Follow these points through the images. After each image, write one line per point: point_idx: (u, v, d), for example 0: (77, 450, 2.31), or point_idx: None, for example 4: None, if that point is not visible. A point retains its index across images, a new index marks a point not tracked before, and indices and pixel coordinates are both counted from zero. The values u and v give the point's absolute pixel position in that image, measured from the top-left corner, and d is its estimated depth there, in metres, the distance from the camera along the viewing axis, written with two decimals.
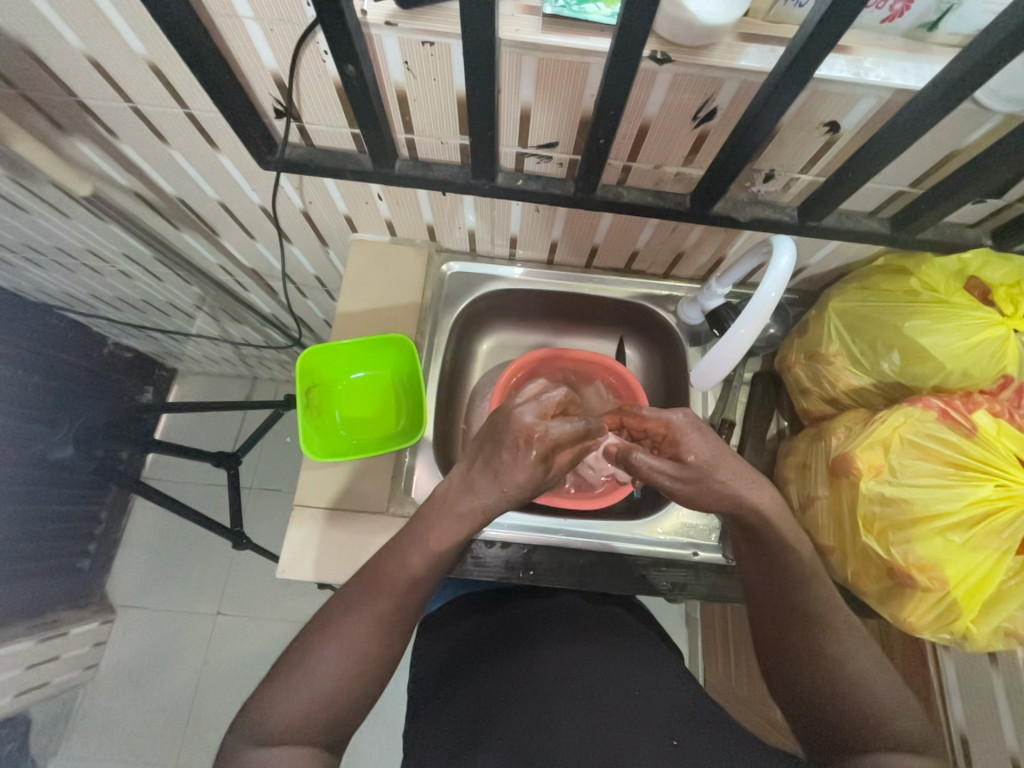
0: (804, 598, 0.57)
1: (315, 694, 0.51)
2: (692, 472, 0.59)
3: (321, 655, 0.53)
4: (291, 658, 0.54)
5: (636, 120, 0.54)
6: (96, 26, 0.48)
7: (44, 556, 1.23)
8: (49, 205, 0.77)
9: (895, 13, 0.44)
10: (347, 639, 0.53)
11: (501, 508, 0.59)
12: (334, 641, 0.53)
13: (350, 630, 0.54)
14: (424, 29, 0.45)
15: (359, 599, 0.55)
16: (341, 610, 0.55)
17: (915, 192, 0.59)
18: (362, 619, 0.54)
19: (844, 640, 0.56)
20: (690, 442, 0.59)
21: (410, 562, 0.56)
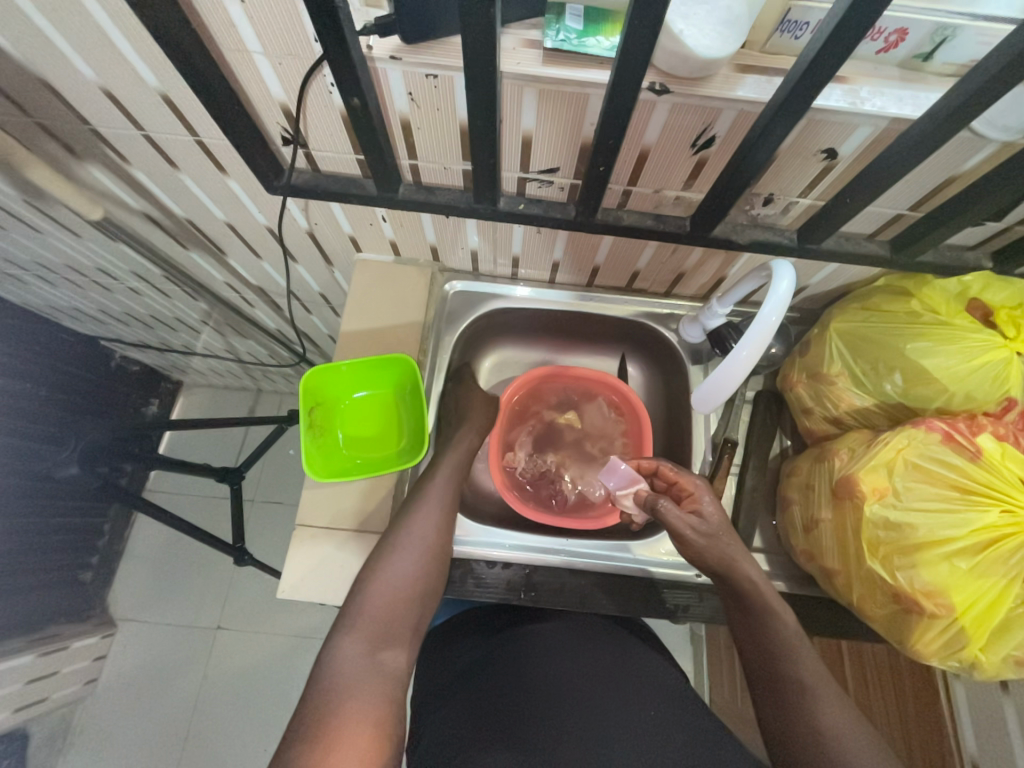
0: (790, 664, 0.56)
1: (399, 586, 0.60)
2: (710, 527, 0.62)
3: (396, 557, 0.62)
4: (367, 571, 0.62)
5: (636, 147, 0.55)
6: (110, 58, 0.50)
7: (47, 570, 1.23)
8: (60, 226, 0.79)
9: (890, 45, 0.45)
10: (416, 535, 0.63)
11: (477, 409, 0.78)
12: (404, 541, 0.63)
13: (417, 530, 0.64)
14: (427, 63, 0.46)
15: (415, 508, 0.66)
16: (402, 519, 0.65)
17: (915, 214, 0.59)
18: (425, 519, 0.65)
19: (842, 714, 0.53)
20: (712, 503, 0.64)
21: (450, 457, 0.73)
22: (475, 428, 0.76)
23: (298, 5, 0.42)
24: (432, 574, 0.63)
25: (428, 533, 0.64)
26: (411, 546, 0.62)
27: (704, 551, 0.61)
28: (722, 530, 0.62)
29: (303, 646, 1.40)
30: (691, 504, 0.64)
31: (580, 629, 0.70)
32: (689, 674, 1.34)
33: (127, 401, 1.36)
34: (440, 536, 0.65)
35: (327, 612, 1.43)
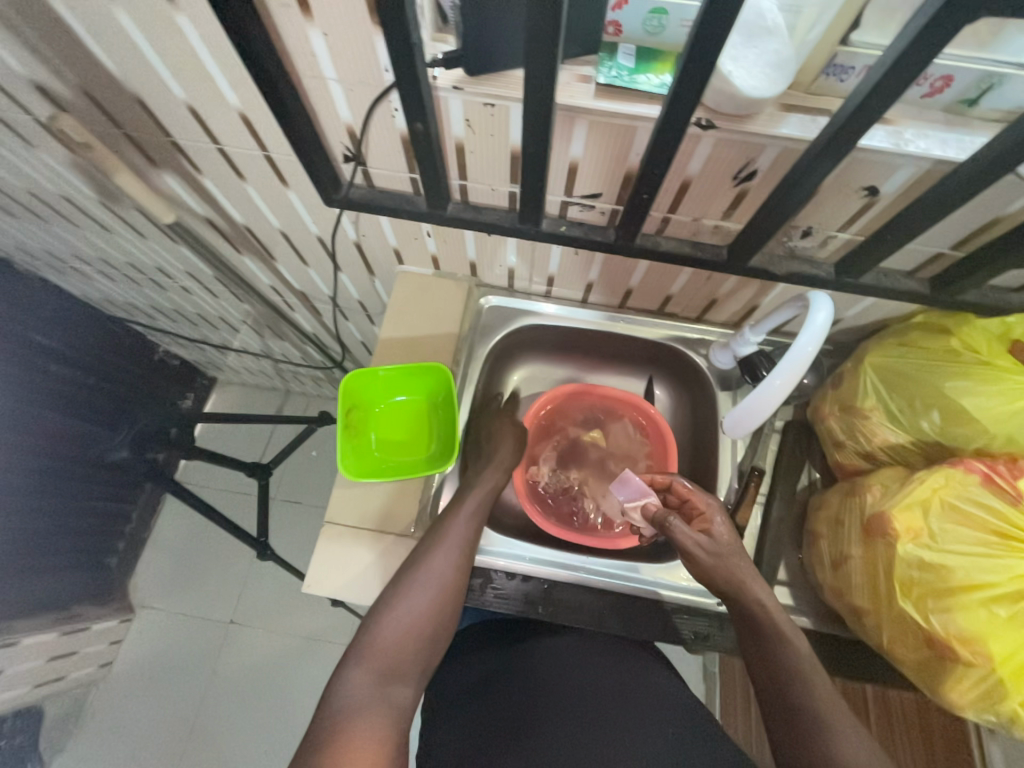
0: (799, 688, 0.55)
1: (412, 622, 0.60)
2: (720, 548, 0.62)
3: (411, 593, 0.61)
4: (383, 598, 0.62)
5: (679, 177, 0.57)
6: (200, 79, 0.55)
7: (78, 551, 1.28)
8: (130, 227, 0.85)
9: (936, 90, 0.46)
10: (432, 573, 0.63)
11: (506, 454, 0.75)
12: (421, 576, 0.62)
13: (435, 568, 0.63)
14: (487, 93, 0.49)
15: (434, 542, 0.65)
16: (420, 552, 0.64)
17: (956, 254, 0.59)
18: (442, 558, 0.64)
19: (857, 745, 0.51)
20: (723, 526, 0.64)
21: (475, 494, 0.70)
22: (496, 472, 0.72)
23: (376, 39, 0.46)
24: (444, 613, 0.62)
25: (444, 572, 0.63)
26: (426, 585, 0.62)
27: (712, 568, 0.62)
28: (731, 553, 0.62)
29: (312, 647, 1.41)
30: (702, 523, 0.65)
31: (592, 646, 0.70)
32: (698, 692, 1.30)
33: (167, 393, 1.42)
34: (456, 576, 0.64)
35: (338, 615, 1.44)
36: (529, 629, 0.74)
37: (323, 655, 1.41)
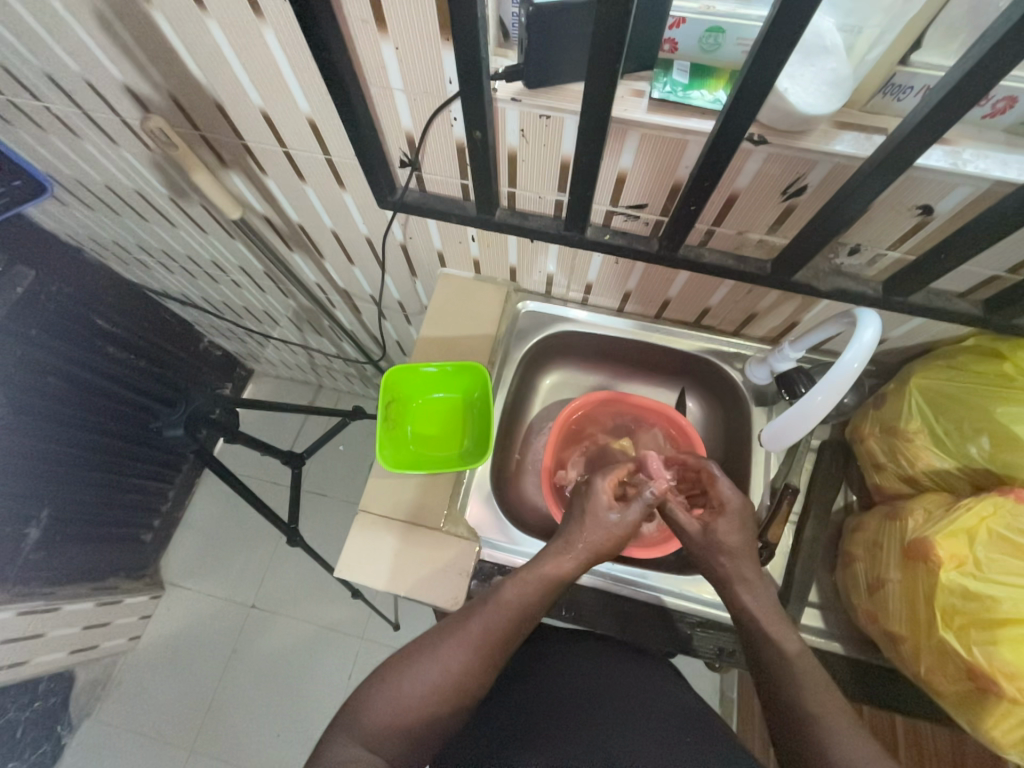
0: (788, 689, 0.53)
1: (403, 713, 0.53)
2: (706, 540, 0.63)
3: (412, 681, 0.54)
4: (384, 669, 0.56)
5: (726, 190, 0.58)
6: (275, 86, 0.59)
7: (120, 526, 1.34)
8: (193, 221, 0.91)
9: (998, 111, 0.46)
10: (439, 666, 0.54)
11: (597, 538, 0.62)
12: (428, 665, 0.54)
13: (446, 661, 0.55)
14: (544, 105, 0.51)
15: (454, 630, 0.57)
16: (436, 635, 0.57)
17: (1013, 277, 0.58)
18: (456, 647, 0.55)
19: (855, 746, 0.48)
20: (722, 522, 0.62)
21: (515, 587, 0.58)
22: (577, 562, 0.60)
23: (444, 54, 0.49)
24: (442, 714, 0.54)
25: (455, 669, 0.54)
26: (432, 670, 0.54)
27: (697, 558, 0.64)
28: (721, 550, 0.62)
29: (329, 637, 1.44)
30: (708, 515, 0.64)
31: (604, 651, 0.69)
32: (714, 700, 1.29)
33: (209, 380, 1.49)
34: (467, 679, 0.55)
35: (355, 608, 1.47)
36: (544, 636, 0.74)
37: (339, 646, 1.44)
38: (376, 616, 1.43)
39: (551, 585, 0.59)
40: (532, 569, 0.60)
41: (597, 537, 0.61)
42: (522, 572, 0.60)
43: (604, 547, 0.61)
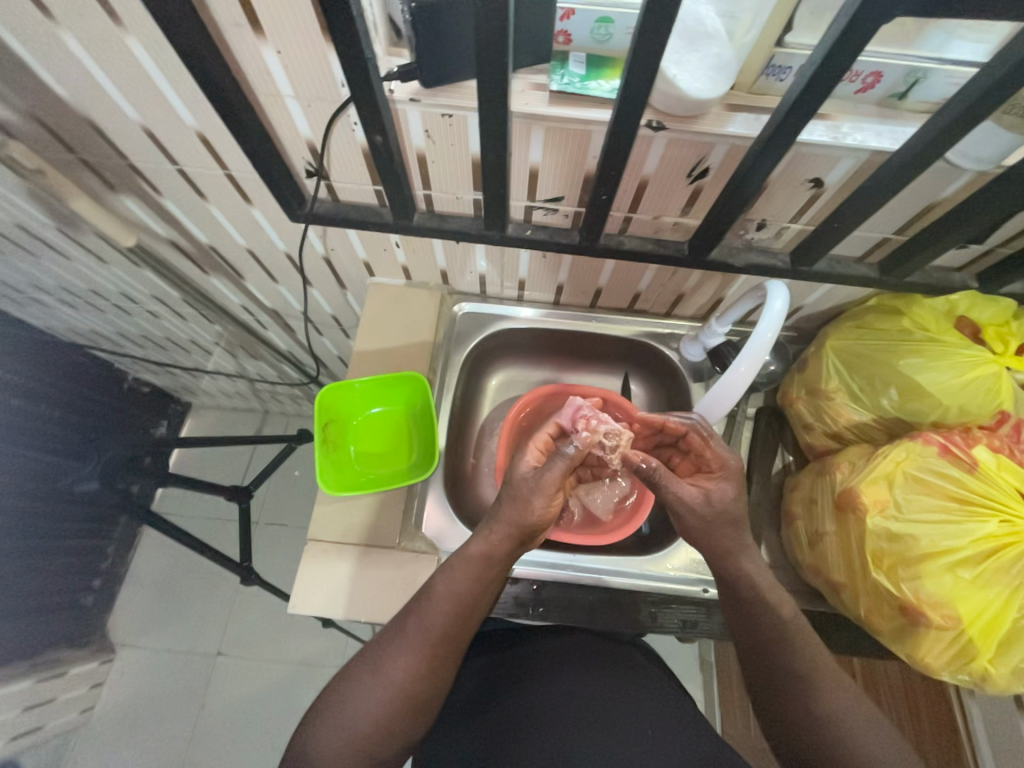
0: (783, 657, 0.56)
1: (353, 734, 0.53)
2: (711, 507, 0.59)
3: (359, 700, 0.54)
4: (330, 694, 0.56)
5: (636, 177, 0.59)
6: (153, 100, 0.54)
7: (52, 593, 1.22)
8: (88, 252, 0.83)
9: (867, 86, 0.49)
10: (383, 679, 0.54)
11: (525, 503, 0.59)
12: (373, 680, 0.55)
13: (389, 673, 0.55)
14: (444, 104, 0.50)
15: (394, 639, 0.56)
16: (377, 649, 0.57)
17: (900, 238, 0.62)
18: (397, 657, 0.55)
19: (839, 700, 0.54)
20: (728, 486, 0.60)
21: (445, 579, 0.58)
22: (502, 533, 0.59)
23: (330, 56, 0.47)
24: (396, 725, 0.54)
25: (399, 678, 0.54)
26: (376, 683, 0.54)
27: (698, 532, 0.60)
28: (728, 518, 0.59)
29: (306, 672, 1.38)
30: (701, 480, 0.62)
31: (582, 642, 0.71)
32: (698, 700, 1.30)
33: (138, 421, 1.38)
34: (415, 685, 0.55)
35: (331, 637, 1.41)
36: (517, 634, 0.74)
37: (318, 679, 1.38)
38: (353, 641, 1.39)
39: (482, 564, 0.58)
40: (460, 553, 0.59)
41: (516, 507, 0.59)
42: (452, 563, 0.59)
43: (523, 515, 0.59)
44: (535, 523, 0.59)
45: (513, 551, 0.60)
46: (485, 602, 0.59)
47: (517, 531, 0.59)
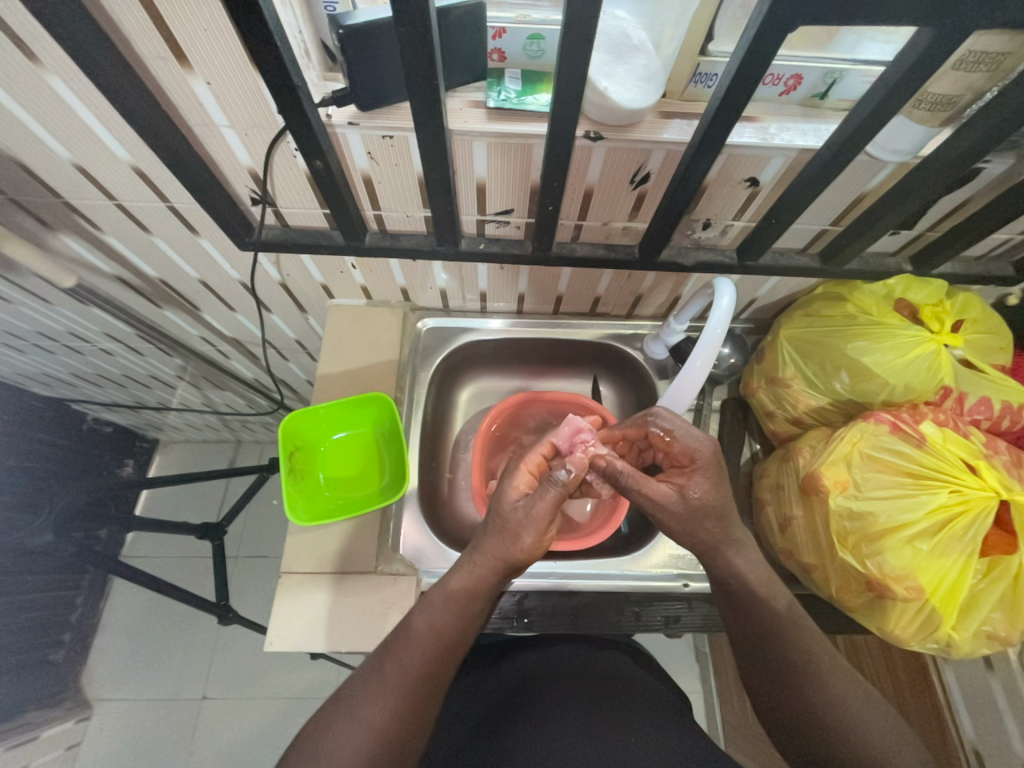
0: (778, 648, 0.57)
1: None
2: (686, 508, 0.58)
3: (334, 751, 0.51)
4: (300, 747, 0.52)
5: (581, 185, 0.60)
6: (82, 136, 0.53)
7: (17, 653, 1.15)
8: (30, 294, 0.80)
9: (789, 88, 0.51)
10: (360, 724, 0.52)
11: (513, 531, 0.60)
12: (347, 727, 0.52)
13: (366, 717, 0.52)
14: (382, 126, 0.50)
15: (371, 682, 0.55)
16: (353, 692, 0.55)
17: (837, 228, 0.65)
18: (375, 698, 0.54)
19: (835, 686, 0.55)
20: (699, 484, 0.58)
21: (426, 612, 0.59)
22: (486, 566, 0.60)
23: (261, 84, 0.46)
24: None
25: (378, 723, 0.52)
26: (352, 728, 0.52)
27: (679, 530, 0.60)
28: (705, 514, 0.58)
29: (298, 708, 1.33)
30: (675, 478, 0.61)
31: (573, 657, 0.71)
32: (701, 717, 1.29)
33: (102, 463, 1.32)
34: (394, 729, 0.52)
35: (321, 668, 1.37)
36: (503, 650, 0.74)
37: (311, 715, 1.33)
38: (345, 670, 1.35)
39: (465, 600, 0.59)
40: (441, 588, 0.61)
41: (502, 540, 0.60)
42: (431, 599, 0.60)
43: (509, 549, 0.60)
44: (521, 556, 0.60)
45: (498, 582, 0.61)
46: (467, 638, 0.59)
47: (503, 564, 0.60)
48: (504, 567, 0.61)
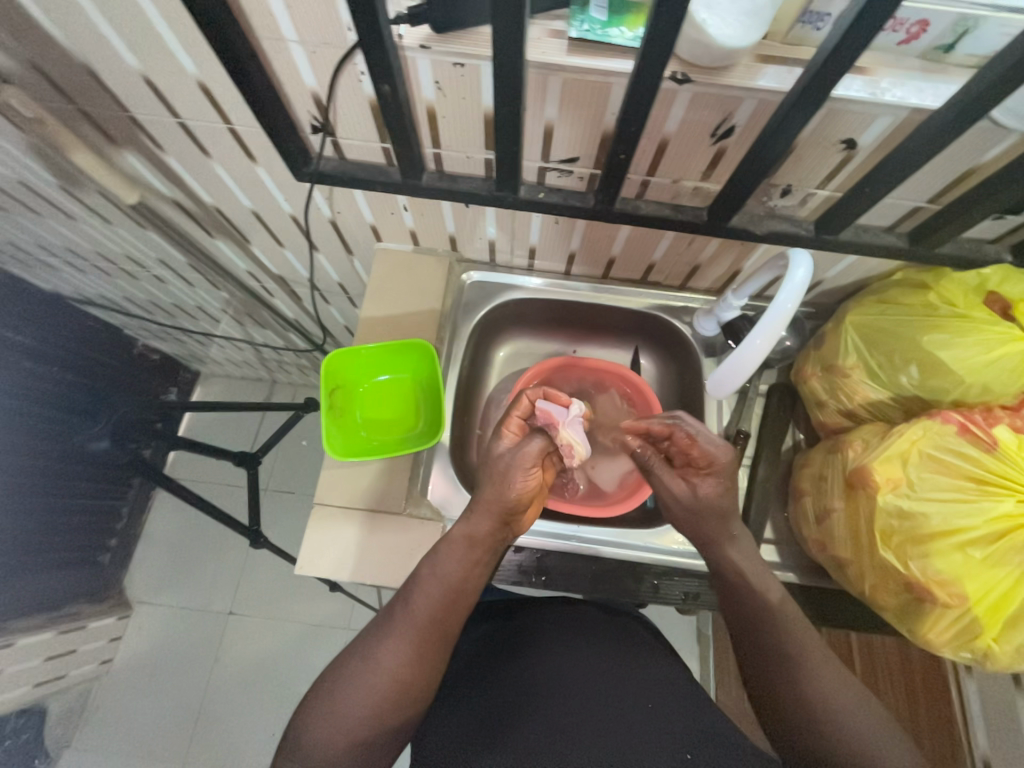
0: (764, 636, 0.57)
1: (345, 723, 0.53)
2: (694, 503, 0.62)
3: (349, 691, 0.54)
4: (320, 686, 0.56)
5: (656, 136, 0.56)
6: (151, 44, 0.52)
7: (70, 549, 1.26)
8: (93, 212, 0.81)
9: (912, 36, 0.45)
10: (375, 668, 0.54)
11: (504, 481, 0.62)
12: (365, 672, 0.55)
13: (378, 662, 0.55)
14: (456, 52, 0.47)
15: (382, 628, 0.57)
16: (370, 638, 0.57)
17: (934, 207, 0.59)
18: (389, 647, 0.55)
19: (830, 680, 0.54)
20: (711, 485, 0.61)
21: (430, 564, 0.59)
22: (486, 516, 0.60)
23: None
24: (387, 715, 0.54)
25: (389, 666, 0.55)
26: (369, 671, 0.54)
27: (683, 519, 0.64)
28: (712, 511, 0.61)
29: (314, 633, 1.43)
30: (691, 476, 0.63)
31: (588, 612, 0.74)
32: (694, 669, 1.34)
33: (149, 387, 1.39)
34: (405, 673, 0.55)
35: (338, 600, 1.45)
36: (515, 607, 0.77)
37: (327, 641, 1.42)
38: (361, 606, 1.42)
39: (464, 546, 0.59)
40: (445, 537, 0.61)
41: (495, 488, 0.61)
42: (437, 549, 0.60)
43: (501, 495, 0.61)
44: (514, 502, 0.61)
45: (495, 534, 0.61)
46: (471, 586, 0.60)
47: (499, 510, 0.61)
48: (505, 516, 0.61)
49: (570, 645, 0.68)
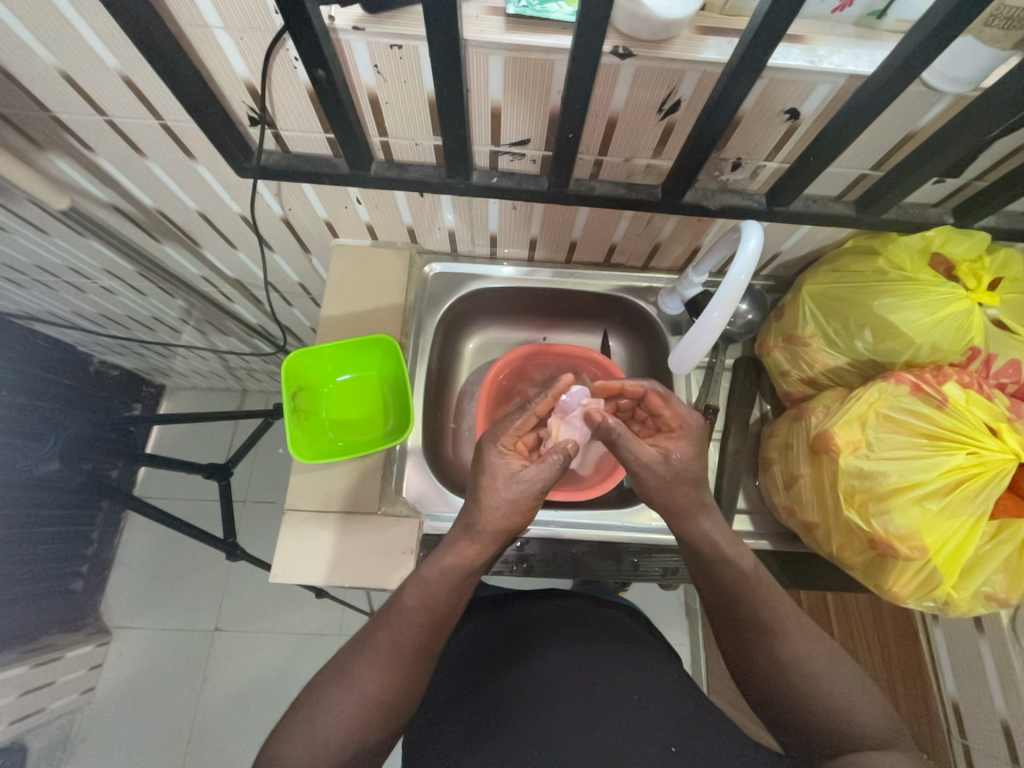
0: (747, 606, 0.57)
1: (324, 747, 0.51)
2: (671, 470, 0.60)
3: (331, 713, 0.53)
4: (301, 706, 0.54)
5: (604, 115, 0.55)
6: (66, 37, 0.49)
7: (35, 579, 1.21)
8: (26, 223, 0.76)
9: (845, 3, 0.46)
10: (356, 692, 0.53)
11: (493, 510, 0.58)
12: (346, 696, 0.53)
13: (360, 686, 0.53)
14: (390, 32, 0.46)
15: (363, 652, 0.55)
16: (349, 658, 0.56)
17: (878, 174, 0.61)
18: (368, 671, 0.54)
19: (813, 650, 0.56)
20: (683, 446, 0.62)
21: (416, 587, 0.57)
22: (480, 547, 0.58)
23: None
24: (369, 738, 0.53)
25: (371, 692, 0.53)
26: (351, 694, 0.53)
27: (656, 491, 0.61)
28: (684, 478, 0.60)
29: (305, 642, 1.40)
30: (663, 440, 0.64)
31: (581, 608, 0.74)
32: (685, 661, 1.35)
33: (109, 404, 1.33)
34: (387, 697, 0.54)
35: (326, 608, 1.43)
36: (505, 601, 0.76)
37: (318, 649, 1.40)
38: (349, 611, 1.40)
39: (457, 574, 0.57)
40: (432, 563, 0.58)
41: (491, 512, 0.58)
42: (424, 576, 0.57)
43: (494, 519, 0.58)
44: (502, 524, 0.59)
45: (482, 555, 0.59)
46: (461, 608, 0.59)
47: (488, 535, 0.58)
48: (496, 538, 0.59)
49: (558, 642, 0.67)
